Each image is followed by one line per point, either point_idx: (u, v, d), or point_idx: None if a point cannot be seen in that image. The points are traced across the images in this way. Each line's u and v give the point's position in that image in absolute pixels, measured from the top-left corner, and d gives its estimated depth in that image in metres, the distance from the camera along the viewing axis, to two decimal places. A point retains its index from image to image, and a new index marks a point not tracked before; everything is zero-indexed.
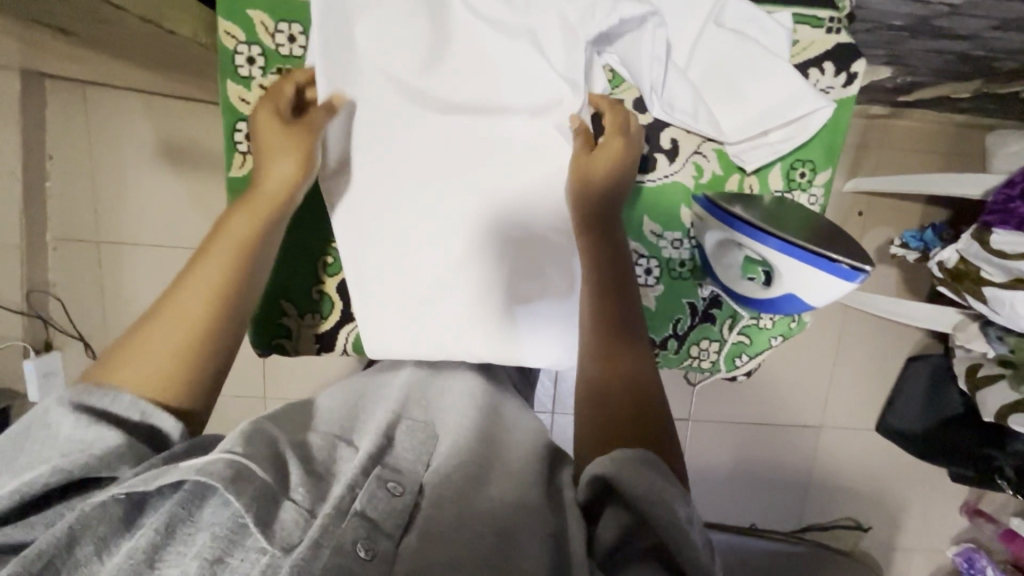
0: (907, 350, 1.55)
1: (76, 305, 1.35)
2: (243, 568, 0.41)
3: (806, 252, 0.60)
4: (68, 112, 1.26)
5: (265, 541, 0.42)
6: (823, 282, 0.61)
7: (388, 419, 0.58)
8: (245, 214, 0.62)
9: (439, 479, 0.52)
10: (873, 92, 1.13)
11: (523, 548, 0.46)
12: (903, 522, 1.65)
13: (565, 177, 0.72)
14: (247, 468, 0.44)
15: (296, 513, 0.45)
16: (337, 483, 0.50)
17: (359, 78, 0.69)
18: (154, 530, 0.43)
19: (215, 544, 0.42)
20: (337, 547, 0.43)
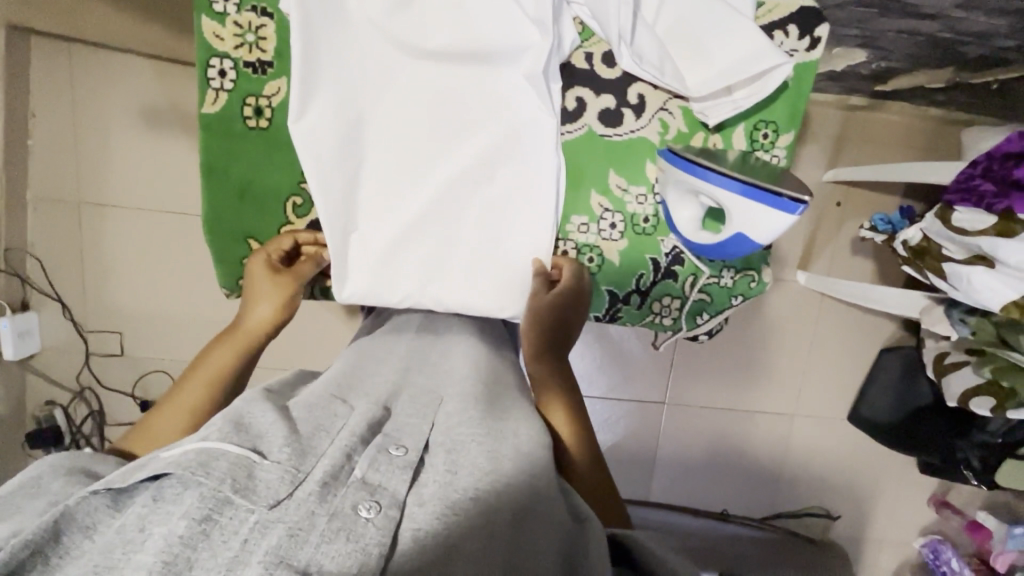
0: (881, 341, 1.57)
1: (56, 266, 1.35)
2: (233, 527, 0.37)
3: (752, 188, 0.64)
4: (53, 70, 1.26)
5: (250, 499, 0.39)
6: (768, 219, 0.64)
7: (386, 391, 0.59)
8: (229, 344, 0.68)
9: (445, 439, 0.51)
10: (851, 79, 1.15)
11: (534, 536, 0.46)
12: (873, 513, 1.67)
13: (539, 139, 0.73)
14: (217, 448, 0.41)
15: (281, 470, 0.42)
16: (332, 442, 0.48)
17: (343, 25, 0.70)
18: (142, 507, 0.38)
19: (204, 504, 0.37)
20: (336, 511, 0.40)
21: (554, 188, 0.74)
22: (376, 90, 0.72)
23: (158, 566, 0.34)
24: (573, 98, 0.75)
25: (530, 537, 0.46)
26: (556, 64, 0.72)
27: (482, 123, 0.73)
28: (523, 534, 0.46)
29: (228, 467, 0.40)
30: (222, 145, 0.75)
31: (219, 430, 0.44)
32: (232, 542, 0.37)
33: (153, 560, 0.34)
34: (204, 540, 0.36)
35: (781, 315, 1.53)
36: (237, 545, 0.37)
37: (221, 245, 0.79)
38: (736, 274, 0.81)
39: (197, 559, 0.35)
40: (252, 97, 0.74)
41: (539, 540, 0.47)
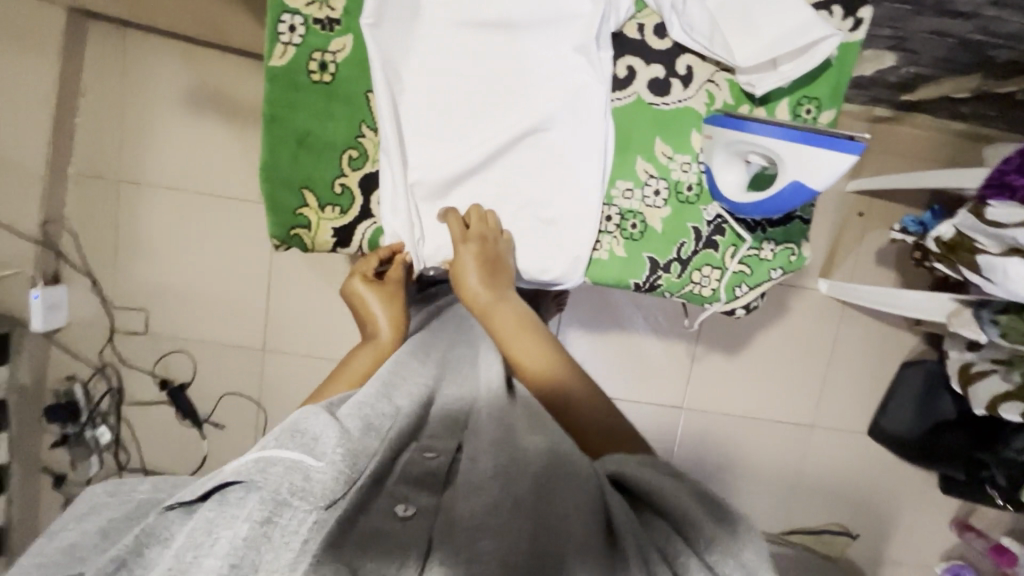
0: (902, 355, 1.56)
1: (90, 243, 1.38)
2: (292, 528, 0.44)
3: (806, 131, 0.66)
4: (105, 53, 1.31)
5: (309, 501, 0.45)
6: (824, 161, 0.66)
7: (422, 391, 0.63)
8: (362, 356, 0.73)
9: (472, 437, 0.57)
10: (878, 88, 1.18)
11: (560, 496, 0.49)
12: (892, 532, 1.63)
13: (590, 113, 0.76)
14: (273, 455, 0.46)
15: (333, 472, 0.47)
16: (382, 442, 0.53)
17: (417, 30, 0.75)
18: (209, 511, 0.45)
19: (264, 507, 0.44)
20: (374, 513, 0.48)
21: (602, 158, 0.77)
22: (445, 57, 0.75)
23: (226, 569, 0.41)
24: (625, 67, 0.78)
25: (560, 500, 0.49)
26: (607, 32, 0.75)
27: (532, 100, 0.76)
28: (551, 497, 0.49)
29: (283, 473, 0.45)
30: (282, 95, 0.75)
31: (277, 437, 0.48)
32: (292, 542, 0.44)
33: (221, 562, 0.41)
34: (266, 541, 0.43)
35: (801, 323, 1.53)
36: (298, 545, 0.44)
37: (276, 194, 0.78)
38: (777, 246, 0.82)
39: (261, 561, 0.43)
40: (319, 52, 0.74)
41: (570, 500, 0.49)
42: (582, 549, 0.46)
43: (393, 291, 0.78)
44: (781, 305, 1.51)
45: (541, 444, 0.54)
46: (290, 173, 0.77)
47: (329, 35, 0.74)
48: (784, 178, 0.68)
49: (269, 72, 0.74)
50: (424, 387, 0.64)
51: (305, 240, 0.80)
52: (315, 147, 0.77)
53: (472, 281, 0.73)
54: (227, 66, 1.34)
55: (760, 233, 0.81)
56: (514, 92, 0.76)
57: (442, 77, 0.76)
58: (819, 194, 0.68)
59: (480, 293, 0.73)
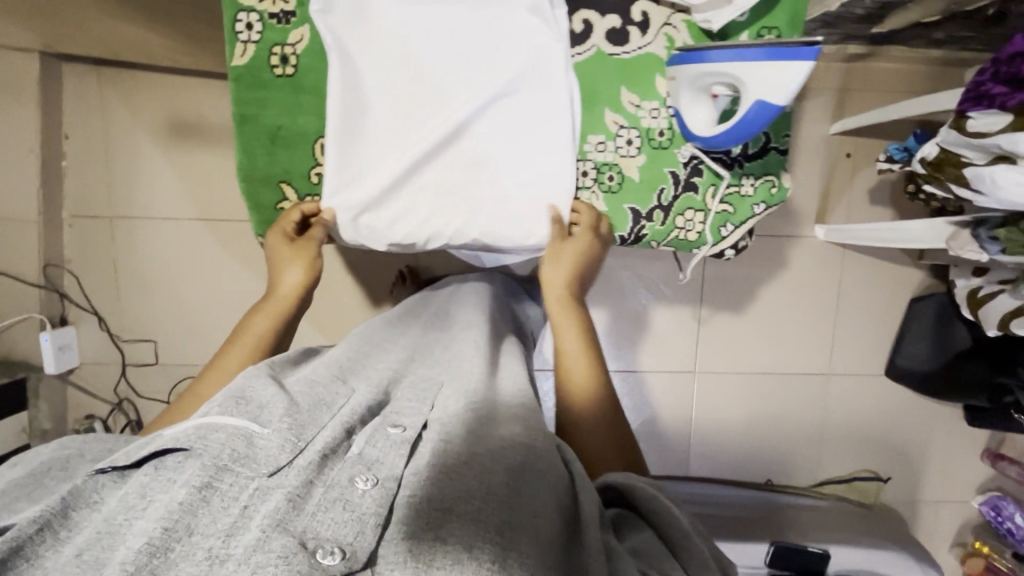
0: (909, 292, 1.54)
1: (92, 281, 1.41)
2: (233, 493, 0.43)
3: (762, 47, 0.65)
4: (82, 93, 1.34)
5: (254, 466, 0.45)
6: (780, 75, 0.65)
7: (387, 376, 0.65)
8: (263, 315, 0.73)
9: (439, 416, 0.56)
10: (847, 23, 1.18)
11: (532, 486, 0.49)
12: (924, 472, 1.61)
13: (551, 70, 0.76)
14: (214, 423, 0.47)
15: (278, 440, 0.47)
16: (332, 416, 0.54)
17: (372, 17, 0.76)
18: (145, 475, 0.44)
19: (202, 472, 0.43)
20: (332, 483, 0.46)
21: (569, 114, 0.78)
22: (404, 30, 0.76)
23: (158, 531, 0.39)
24: (580, 21, 0.78)
25: (530, 496, 0.47)
26: None
27: (492, 64, 0.76)
28: (521, 489, 0.48)
29: (225, 439, 0.45)
30: (249, 93, 0.78)
31: (221, 405, 0.49)
32: (231, 508, 0.42)
33: (154, 526, 0.40)
34: (204, 506, 0.42)
35: (803, 273, 1.52)
36: (236, 510, 0.42)
37: (256, 191, 0.81)
38: (756, 181, 0.82)
39: (197, 525, 0.41)
40: (279, 46, 0.77)
41: (541, 498, 0.48)
42: (548, 543, 0.45)
43: (307, 250, 0.78)
44: (779, 256, 1.50)
45: (519, 433, 0.56)
46: (268, 168, 0.81)
47: (287, 28, 0.76)
48: (748, 98, 0.68)
49: (231, 72, 0.77)
50: (389, 373, 0.67)
51: None
52: (287, 140, 0.80)
53: (560, 275, 0.76)
54: (202, 91, 1.36)
55: (737, 169, 0.81)
56: (473, 59, 0.77)
57: (405, 50, 0.76)
58: (784, 109, 0.67)
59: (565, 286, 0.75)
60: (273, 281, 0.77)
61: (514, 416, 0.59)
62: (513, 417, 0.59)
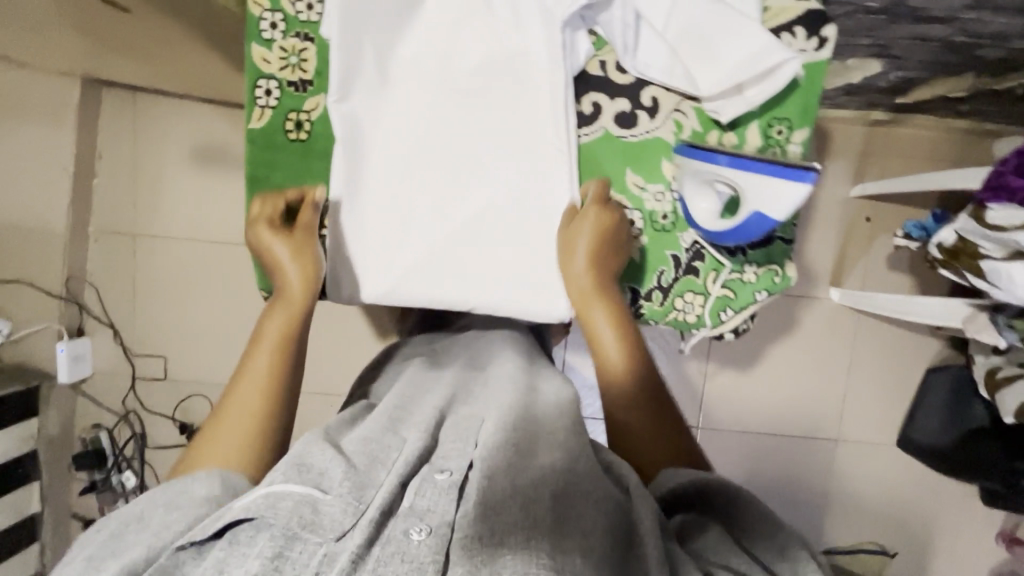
0: (926, 361, 1.50)
1: (112, 295, 1.45)
2: (303, 561, 0.41)
3: (768, 163, 0.67)
4: (118, 117, 1.40)
5: (319, 532, 0.43)
6: (779, 192, 0.67)
7: (434, 416, 0.60)
8: (277, 317, 0.69)
9: (488, 454, 0.51)
10: (869, 93, 1.16)
11: (576, 511, 0.48)
12: (934, 548, 1.54)
13: (561, 148, 0.77)
14: (280, 489, 0.45)
15: (343, 504, 0.45)
16: (389, 472, 0.50)
17: (388, 96, 0.78)
18: (220, 551, 0.42)
19: (274, 542, 0.42)
20: (389, 539, 0.43)
21: (574, 193, 0.78)
22: (417, 122, 0.78)
23: None
24: (590, 103, 0.79)
25: (576, 519, 0.47)
26: (572, 71, 0.77)
27: (510, 139, 0.78)
28: (568, 513, 0.48)
29: (292, 507, 0.43)
30: (264, 156, 0.80)
31: (282, 472, 0.47)
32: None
33: None
34: None
35: (815, 335, 1.49)
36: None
37: None
38: (759, 268, 0.81)
39: None
40: (294, 112, 0.79)
41: (587, 518, 0.48)
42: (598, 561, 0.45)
43: (304, 241, 0.75)
44: (791, 317, 1.48)
45: (559, 461, 0.53)
46: None
47: (305, 96, 0.79)
48: (745, 211, 0.70)
49: (248, 136, 0.80)
50: (433, 413, 0.62)
51: None
52: None
53: (579, 263, 0.74)
54: (230, 121, 1.40)
55: (740, 257, 0.81)
56: (501, 128, 0.78)
57: (420, 142, 0.78)
58: (781, 223, 0.69)
59: (586, 275, 0.73)
60: (278, 285, 0.72)
61: (554, 446, 0.55)
62: (552, 443, 0.56)
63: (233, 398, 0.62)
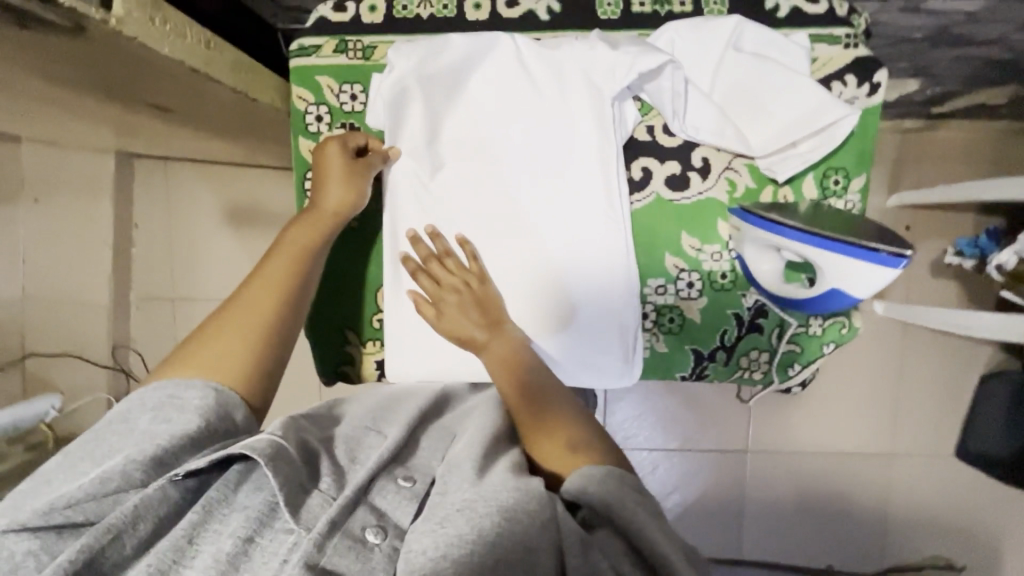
0: (981, 367, 1.45)
1: (155, 359, 1.47)
2: (272, 548, 0.50)
3: (847, 243, 0.67)
4: (151, 186, 1.42)
5: (292, 522, 0.51)
6: (862, 273, 0.68)
7: (416, 422, 0.68)
8: (306, 229, 0.79)
9: (456, 463, 0.59)
10: (905, 107, 1.14)
11: (519, 528, 0.51)
12: (1006, 560, 1.48)
13: (613, 211, 0.82)
14: (279, 455, 0.55)
15: (322, 499, 0.54)
16: (364, 469, 0.58)
17: (442, 176, 0.85)
18: (194, 513, 0.52)
19: (247, 524, 0.51)
20: (348, 531, 0.51)
21: (628, 254, 0.83)
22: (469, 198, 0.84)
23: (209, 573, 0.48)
24: (639, 168, 0.85)
25: (516, 532, 0.50)
26: (621, 141, 0.83)
27: (562, 207, 0.83)
28: (511, 528, 0.50)
29: (280, 480, 0.53)
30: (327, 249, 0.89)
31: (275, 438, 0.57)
32: (272, 557, 0.49)
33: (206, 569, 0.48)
34: (247, 556, 0.50)
35: (861, 348, 1.45)
36: (278, 562, 0.49)
37: (322, 334, 0.92)
38: (824, 321, 0.84)
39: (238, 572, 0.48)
40: None
41: (528, 533, 0.51)
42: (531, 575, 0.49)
43: (353, 171, 0.82)
44: None
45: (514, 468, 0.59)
46: (336, 313, 0.92)
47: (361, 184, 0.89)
48: (825, 284, 0.71)
49: None
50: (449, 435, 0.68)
51: (352, 373, 0.94)
52: (350, 289, 0.91)
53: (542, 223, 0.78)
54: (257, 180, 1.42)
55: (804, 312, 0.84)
56: (550, 198, 0.84)
57: (470, 216, 0.84)
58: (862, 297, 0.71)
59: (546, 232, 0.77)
60: (315, 195, 0.81)
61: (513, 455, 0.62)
62: (510, 456, 0.61)
63: (247, 292, 0.73)
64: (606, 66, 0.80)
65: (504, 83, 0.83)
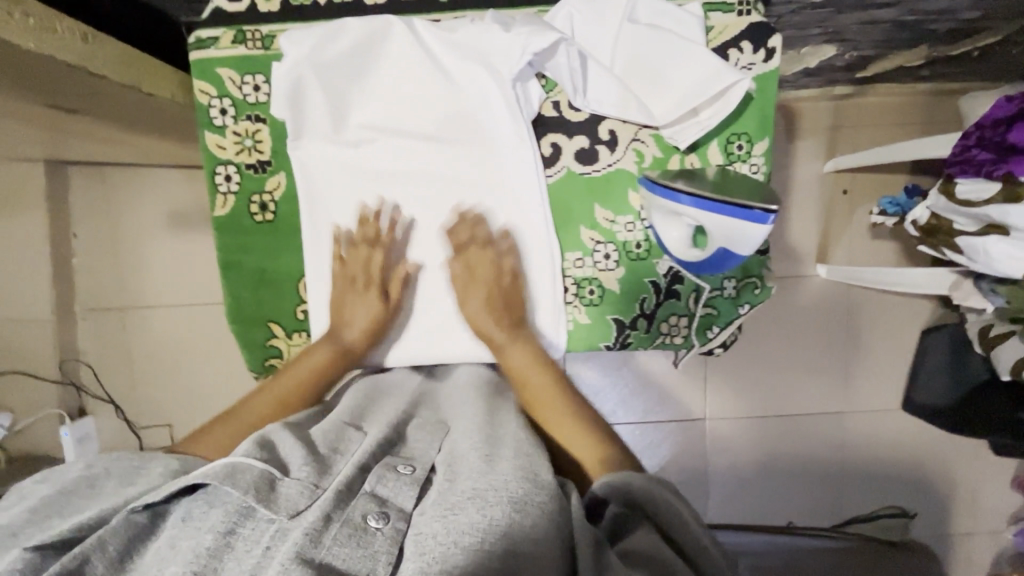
0: (922, 323, 1.51)
1: (106, 371, 1.44)
2: (254, 537, 0.48)
3: (732, 205, 0.73)
4: (88, 194, 1.39)
5: (274, 511, 0.49)
6: (746, 231, 0.74)
7: (397, 416, 0.69)
8: (328, 339, 0.83)
9: (446, 457, 0.60)
10: (830, 73, 1.17)
11: (529, 516, 0.51)
12: (953, 503, 1.56)
13: (522, 186, 0.85)
14: (243, 462, 0.52)
15: (301, 487, 0.52)
16: (348, 463, 0.57)
17: (357, 163, 0.86)
18: (171, 526, 0.50)
19: (227, 518, 0.49)
20: (346, 518, 0.49)
21: (545, 224, 0.86)
22: (386, 181, 0.86)
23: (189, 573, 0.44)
24: (548, 145, 0.86)
25: (529, 525, 0.50)
26: (528, 117, 0.85)
27: (472, 188, 0.86)
28: (522, 520, 0.50)
29: (253, 477, 0.51)
30: (241, 245, 0.89)
31: (246, 449, 0.55)
32: (257, 549, 0.47)
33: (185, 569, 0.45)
34: (230, 549, 0.47)
35: (810, 312, 1.50)
36: (259, 551, 0.46)
37: (247, 332, 0.91)
38: (738, 283, 0.89)
39: (224, 568, 0.46)
40: (257, 194, 0.88)
41: (538, 527, 0.50)
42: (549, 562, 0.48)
43: (380, 291, 0.85)
44: (783, 298, 1.48)
45: (515, 459, 0.58)
46: (258, 309, 0.91)
47: (265, 176, 0.88)
48: (715, 246, 0.77)
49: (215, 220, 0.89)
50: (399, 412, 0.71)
51: (282, 368, 0.93)
52: (271, 281, 0.90)
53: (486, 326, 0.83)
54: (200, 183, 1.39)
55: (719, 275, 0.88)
56: (459, 179, 0.86)
57: (385, 199, 0.86)
58: (745, 255, 0.78)
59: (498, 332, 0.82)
60: (342, 305, 0.84)
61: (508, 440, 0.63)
62: (509, 445, 0.61)
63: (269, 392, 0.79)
64: (500, 45, 0.81)
65: (399, 66, 0.84)
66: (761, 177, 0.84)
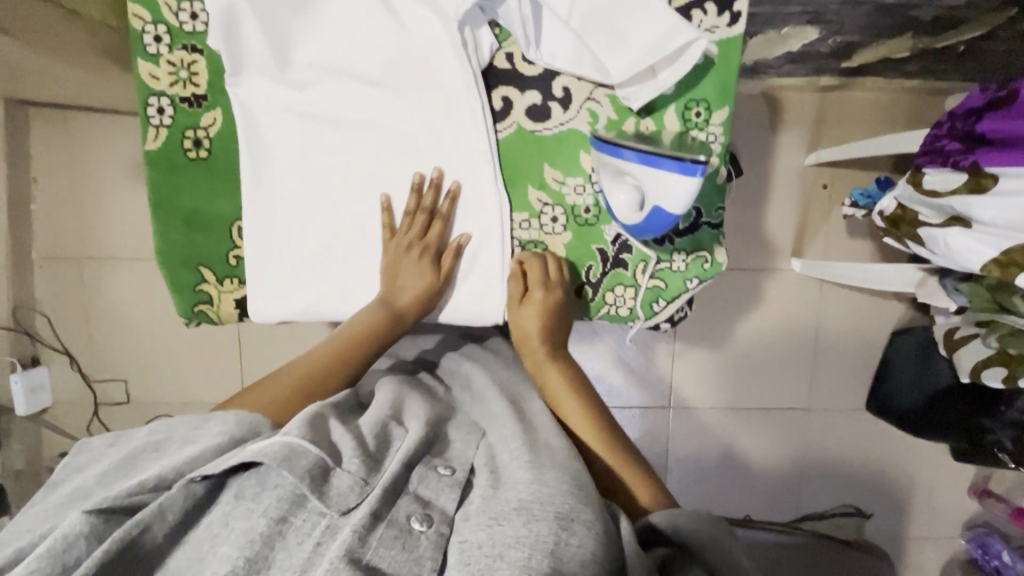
0: (893, 324, 1.50)
1: (62, 322, 1.42)
2: (305, 530, 0.52)
3: (659, 155, 0.74)
4: (49, 137, 1.35)
5: (324, 505, 0.53)
6: (671, 185, 0.74)
7: (437, 413, 0.72)
8: (375, 312, 0.85)
9: (485, 463, 0.63)
10: (814, 60, 1.14)
11: (575, 532, 0.53)
12: (910, 506, 1.57)
13: (468, 142, 0.84)
14: (299, 447, 0.55)
15: (351, 481, 0.55)
16: (392, 458, 0.60)
17: (304, 107, 0.83)
18: (229, 502, 0.54)
19: (280, 505, 0.52)
20: (392, 519, 0.53)
21: (493, 182, 0.85)
22: (331, 127, 0.83)
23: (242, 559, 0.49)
24: (500, 98, 0.84)
25: (574, 544, 0.52)
26: (478, 70, 0.82)
27: (415, 139, 0.84)
28: (568, 540, 0.52)
29: (307, 467, 0.54)
30: (174, 181, 0.86)
31: (299, 432, 0.57)
32: (306, 541, 0.51)
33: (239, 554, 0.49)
34: (281, 537, 0.51)
35: (783, 307, 1.48)
36: (310, 546, 0.51)
37: (177, 274, 0.88)
38: (687, 257, 0.89)
39: (275, 555, 0.50)
40: (190, 129, 0.85)
41: (583, 547, 0.52)
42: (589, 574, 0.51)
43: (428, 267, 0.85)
44: (756, 291, 1.47)
45: (560, 477, 0.60)
46: (190, 249, 0.88)
47: (200, 111, 0.84)
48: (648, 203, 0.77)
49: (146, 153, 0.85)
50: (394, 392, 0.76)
51: (212, 314, 0.91)
52: (204, 222, 0.87)
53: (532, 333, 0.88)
54: None
55: (668, 246, 0.88)
56: (400, 128, 0.83)
57: (330, 146, 0.84)
58: (680, 214, 0.76)
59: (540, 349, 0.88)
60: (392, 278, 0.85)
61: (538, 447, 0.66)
62: (548, 455, 0.64)
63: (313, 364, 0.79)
64: None
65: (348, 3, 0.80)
66: (716, 147, 0.84)
